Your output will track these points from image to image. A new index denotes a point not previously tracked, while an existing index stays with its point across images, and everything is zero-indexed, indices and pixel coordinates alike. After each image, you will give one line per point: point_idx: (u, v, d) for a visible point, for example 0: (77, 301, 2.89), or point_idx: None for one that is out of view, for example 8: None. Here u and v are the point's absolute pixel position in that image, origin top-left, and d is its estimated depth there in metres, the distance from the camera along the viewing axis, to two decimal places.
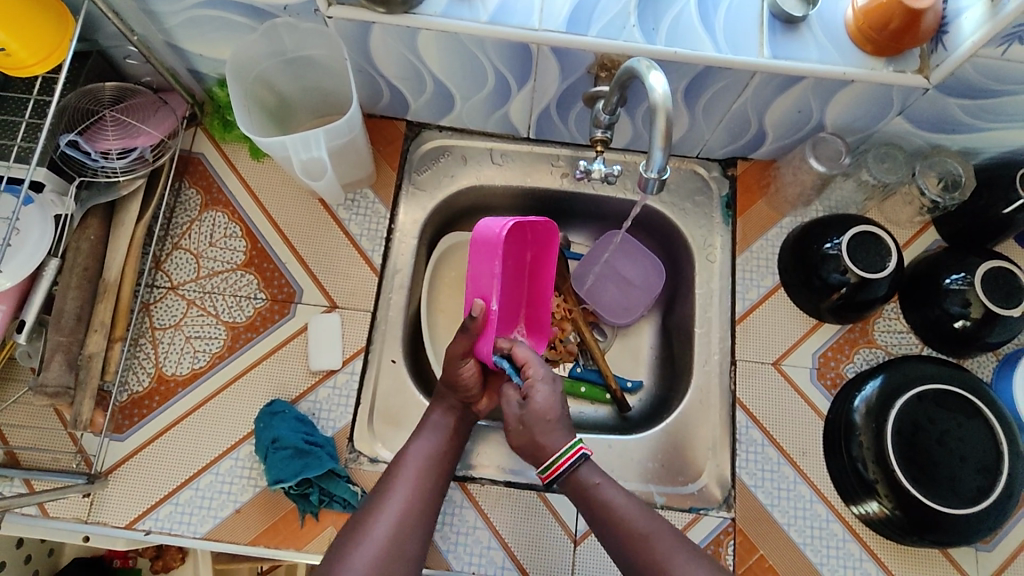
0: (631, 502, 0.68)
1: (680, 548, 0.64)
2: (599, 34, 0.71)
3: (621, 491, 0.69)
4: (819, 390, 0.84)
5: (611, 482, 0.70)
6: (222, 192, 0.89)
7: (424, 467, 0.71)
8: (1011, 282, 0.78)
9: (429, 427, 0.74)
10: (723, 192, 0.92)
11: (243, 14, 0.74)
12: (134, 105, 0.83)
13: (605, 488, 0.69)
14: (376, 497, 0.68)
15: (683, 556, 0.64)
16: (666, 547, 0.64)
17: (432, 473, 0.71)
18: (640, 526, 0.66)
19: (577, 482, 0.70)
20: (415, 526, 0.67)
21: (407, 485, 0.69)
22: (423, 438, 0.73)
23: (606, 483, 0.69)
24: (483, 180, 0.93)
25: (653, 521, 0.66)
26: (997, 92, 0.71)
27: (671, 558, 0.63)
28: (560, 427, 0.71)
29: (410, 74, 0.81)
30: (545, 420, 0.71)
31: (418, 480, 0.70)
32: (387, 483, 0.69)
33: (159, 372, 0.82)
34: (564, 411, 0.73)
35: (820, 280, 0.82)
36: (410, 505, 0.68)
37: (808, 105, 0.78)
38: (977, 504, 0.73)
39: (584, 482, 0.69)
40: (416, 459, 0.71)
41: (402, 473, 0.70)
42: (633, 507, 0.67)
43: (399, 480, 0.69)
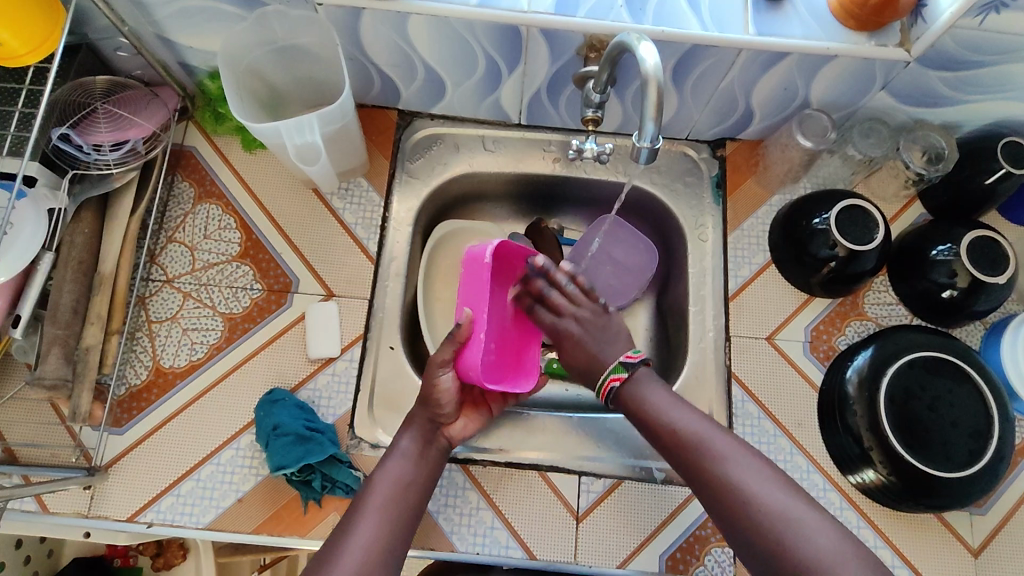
0: (676, 402, 0.67)
1: (726, 443, 0.62)
2: (588, 15, 0.72)
3: (667, 396, 0.67)
4: (813, 362, 0.85)
5: (664, 394, 0.68)
6: (215, 184, 0.89)
7: (392, 497, 0.67)
8: (995, 250, 0.80)
9: (398, 453, 0.71)
10: (713, 172, 0.93)
11: (233, 3, 0.74)
12: (126, 98, 0.83)
13: (658, 398, 0.67)
14: (348, 526, 0.65)
15: (729, 451, 0.61)
16: (717, 446, 0.62)
17: (403, 499, 0.68)
18: (682, 427, 0.64)
19: (627, 395, 0.69)
20: (387, 557, 0.63)
21: (377, 514, 0.66)
22: (393, 465, 0.70)
23: (656, 396, 0.68)
24: (476, 167, 0.94)
25: (696, 417, 0.65)
26: (976, 64, 0.73)
27: (719, 454, 0.61)
28: (602, 340, 0.73)
29: (401, 61, 0.82)
30: (591, 341, 0.74)
31: (387, 510, 0.66)
32: (356, 513, 0.66)
33: (156, 365, 0.82)
34: (602, 328, 0.74)
35: (810, 256, 0.83)
36: (381, 533, 0.64)
37: (794, 82, 0.79)
38: (970, 467, 0.74)
39: (631, 392, 0.69)
40: (386, 486, 0.68)
41: (371, 502, 0.67)
42: (686, 416, 0.65)
43: (367, 510, 0.66)
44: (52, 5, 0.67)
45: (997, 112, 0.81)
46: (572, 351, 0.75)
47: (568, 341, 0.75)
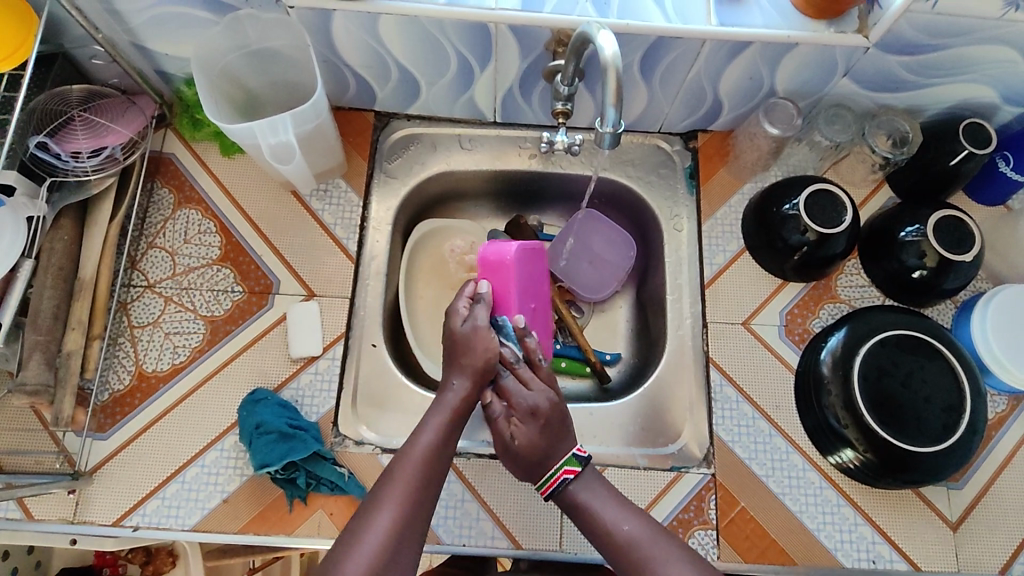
0: (624, 511, 0.70)
1: (671, 552, 0.66)
2: (554, 10, 0.74)
3: (609, 499, 0.71)
4: (789, 345, 0.87)
5: (600, 493, 0.72)
6: (194, 190, 0.90)
7: (417, 473, 0.68)
8: (961, 229, 0.82)
9: (433, 426, 0.72)
10: (685, 163, 0.95)
11: (205, 9, 0.76)
12: (103, 105, 0.84)
13: (597, 499, 0.71)
14: (371, 508, 0.66)
15: (673, 560, 0.66)
16: (661, 560, 0.66)
17: (427, 477, 0.68)
18: (624, 534, 0.68)
19: (570, 492, 0.72)
20: (411, 535, 0.65)
21: (403, 494, 0.66)
22: (425, 436, 0.71)
23: (593, 497, 0.71)
24: (453, 166, 0.95)
25: (644, 526, 0.69)
26: (933, 47, 0.75)
27: (652, 551, 0.67)
28: (551, 451, 0.73)
29: (374, 62, 0.83)
30: (542, 440, 0.73)
31: (412, 492, 0.67)
32: (379, 496, 0.67)
33: (139, 369, 0.82)
34: (549, 439, 0.73)
35: (782, 241, 0.85)
36: (398, 521, 0.65)
37: (758, 71, 0.81)
38: (944, 442, 0.76)
39: (575, 491, 0.72)
40: (417, 461, 0.69)
41: (395, 485, 0.67)
42: (621, 515, 0.70)
43: (393, 491, 0.67)
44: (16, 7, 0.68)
45: (957, 95, 0.84)
46: (519, 448, 0.74)
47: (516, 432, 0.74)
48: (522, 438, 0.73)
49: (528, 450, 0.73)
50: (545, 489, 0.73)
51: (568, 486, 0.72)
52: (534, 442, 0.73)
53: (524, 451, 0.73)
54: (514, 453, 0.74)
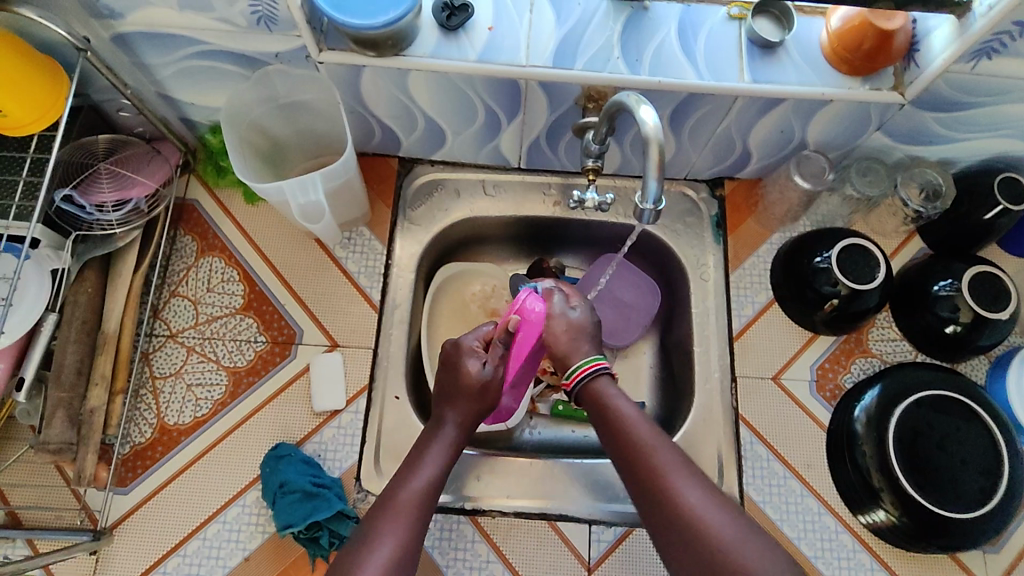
0: (637, 411, 0.62)
1: (684, 468, 0.57)
2: (586, 66, 0.73)
3: (632, 405, 0.62)
4: (819, 402, 0.85)
5: (624, 397, 0.64)
6: (218, 237, 0.89)
7: (415, 514, 0.60)
8: (996, 284, 0.80)
9: (428, 463, 0.65)
10: (712, 212, 0.94)
11: (235, 63, 0.75)
12: (126, 156, 0.83)
13: (618, 401, 0.63)
14: (363, 543, 0.57)
15: (696, 483, 0.56)
16: (680, 479, 0.57)
17: (425, 514, 0.61)
18: (636, 432, 0.60)
19: (589, 390, 0.65)
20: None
21: (399, 530, 0.59)
22: (421, 473, 0.64)
23: (618, 398, 0.63)
24: (477, 212, 0.94)
25: (665, 441, 0.60)
26: (969, 104, 0.74)
27: (671, 467, 0.57)
28: (584, 342, 0.67)
29: (402, 113, 0.83)
30: (580, 334, 0.68)
31: (411, 527, 0.59)
32: (375, 526, 0.59)
33: (161, 422, 0.81)
34: (590, 330, 0.69)
35: (813, 293, 0.83)
36: (400, 554, 0.57)
37: (790, 125, 0.80)
38: (982, 507, 0.74)
39: (594, 389, 0.64)
40: (412, 504, 0.61)
41: (394, 514, 0.60)
42: (642, 422, 0.61)
43: (388, 528, 0.58)
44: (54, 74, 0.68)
45: (991, 149, 0.82)
46: (557, 328, 0.68)
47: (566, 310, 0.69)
48: (562, 317, 0.69)
49: (563, 338, 0.68)
50: (572, 379, 0.65)
51: (602, 377, 0.65)
52: (567, 337, 0.67)
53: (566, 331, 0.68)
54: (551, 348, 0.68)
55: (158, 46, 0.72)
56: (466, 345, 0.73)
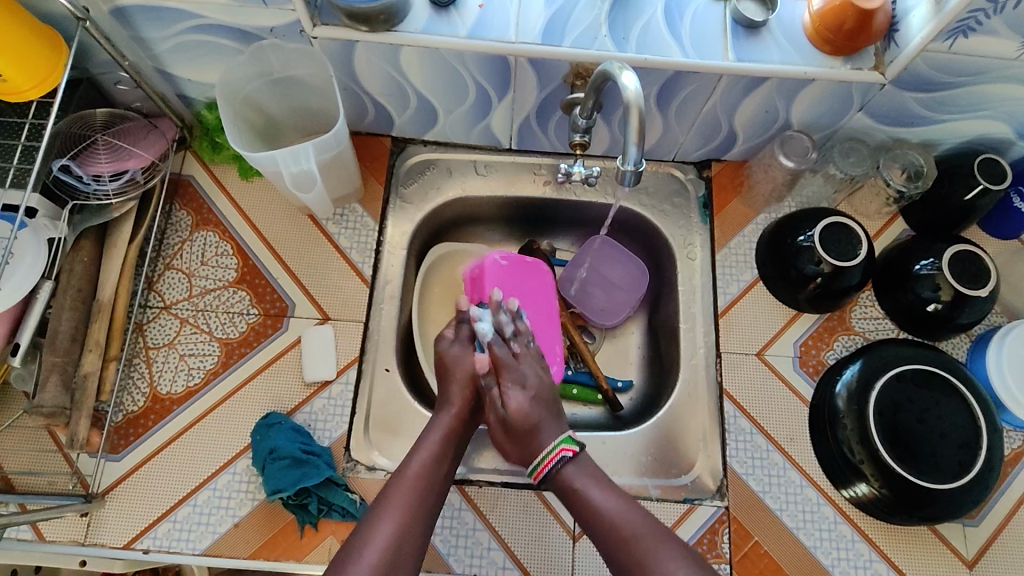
0: (624, 505, 0.69)
1: (663, 547, 0.65)
2: (573, 44, 0.75)
3: (600, 489, 0.70)
4: (803, 377, 0.86)
5: (595, 484, 0.70)
6: (212, 212, 0.91)
7: (417, 488, 0.68)
8: (976, 263, 0.81)
9: (427, 443, 0.73)
10: (699, 192, 0.96)
11: (230, 37, 0.77)
12: (124, 129, 0.85)
13: (590, 491, 0.69)
14: (370, 521, 0.66)
15: (669, 556, 0.64)
16: (654, 553, 0.64)
17: (429, 489, 0.69)
18: (628, 530, 0.66)
19: (564, 481, 0.71)
20: (414, 544, 0.65)
21: (400, 509, 0.67)
22: (420, 454, 0.71)
23: (586, 488, 0.70)
24: (469, 192, 0.96)
25: (640, 523, 0.67)
26: (948, 84, 0.76)
27: (643, 547, 0.65)
28: (546, 426, 0.73)
29: (394, 90, 0.85)
30: (535, 410, 0.73)
31: (411, 503, 0.67)
32: (380, 506, 0.67)
33: (153, 391, 0.83)
34: (542, 412, 0.74)
35: (797, 272, 0.85)
36: (403, 527, 0.66)
37: (774, 105, 0.82)
38: (960, 479, 0.75)
39: (567, 480, 0.71)
40: (410, 482, 0.69)
41: (395, 496, 0.68)
42: (616, 507, 0.68)
43: (395, 498, 0.68)
44: (66, 60, 0.70)
45: (970, 131, 0.84)
46: (515, 417, 0.73)
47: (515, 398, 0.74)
48: (516, 404, 0.73)
49: (521, 431, 0.73)
50: (540, 472, 0.72)
51: (567, 466, 0.71)
52: (529, 413, 0.73)
53: (517, 416, 0.73)
54: (508, 429, 0.74)
55: (155, 20, 0.74)
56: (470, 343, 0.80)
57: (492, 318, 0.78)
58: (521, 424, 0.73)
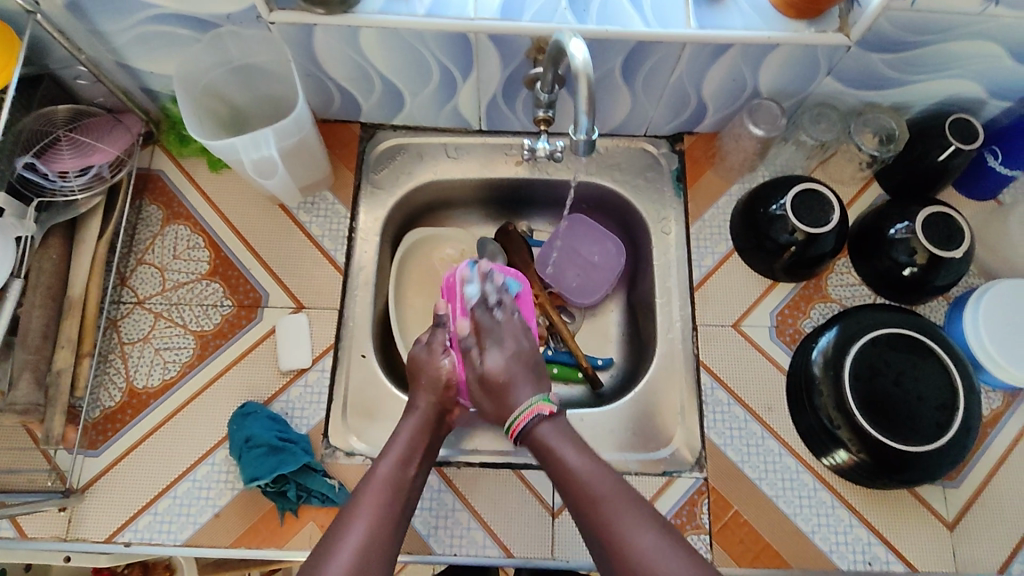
0: (595, 464, 0.66)
1: (633, 516, 0.63)
2: (533, 18, 0.75)
3: (574, 447, 0.68)
4: (780, 347, 0.86)
5: (569, 443, 0.68)
6: (182, 205, 0.91)
7: (387, 490, 0.68)
8: (950, 224, 0.80)
9: (396, 444, 0.72)
10: (673, 166, 0.95)
11: (187, 27, 0.77)
12: (89, 124, 0.86)
13: (564, 450, 0.67)
14: (342, 522, 0.65)
15: (638, 526, 0.62)
16: (623, 519, 0.62)
17: (402, 492, 0.69)
18: (598, 490, 0.64)
19: (539, 438, 0.69)
20: (388, 543, 0.65)
21: (373, 510, 0.66)
22: (388, 457, 0.71)
23: (562, 445, 0.68)
24: (441, 175, 0.95)
25: (616, 489, 0.64)
26: (915, 44, 0.75)
27: (615, 514, 0.63)
28: (521, 383, 0.73)
29: (358, 75, 0.84)
30: (512, 367, 0.74)
31: (385, 505, 0.67)
32: (353, 508, 0.66)
33: (130, 386, 0.83)
34: (522, 367, 0.75)
35: (770, 241, 0.84)
36: (377, 528, 0.65)
37: (741, 72, 0.81)
38: (938, 440, 0.74)
39: (541, 435, 0.69)
40: (382, 482, 0.68)
41: (368, 498, 0.67)
42: (591, 471, 0.66)
43: (365, 502, 0.67)
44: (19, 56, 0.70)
45: (940, 91, 0.83)
46: (491, 375, 0.74)
47: (488, 375, 0.74)
48: (492, 364, 0.75)
49: (490, 397, 0.74)
50: (517, 424, 0.70)
51: (544, 422, 0.70)
52: (504, 368, 0.74)
53: (493, 373, 0.74)
54: (484, 383, 0.74)
55: (110, 13, 0.74)
56: (435, 347, 0.79)
57: (479, 285, 0.82)
58: (497, 384, 0.74)
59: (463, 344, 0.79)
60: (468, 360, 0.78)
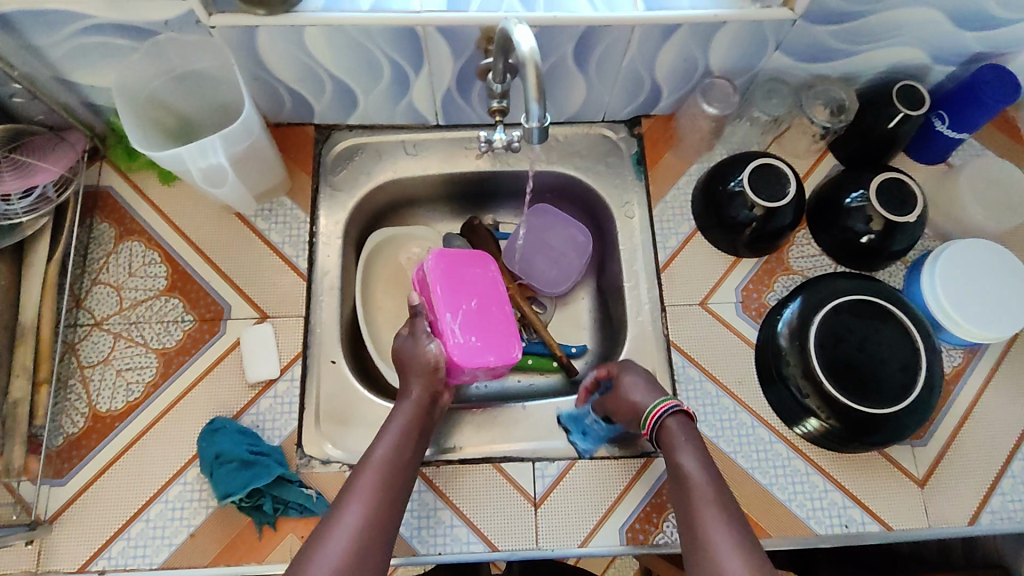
0: (706, 469, 0.69)
1: (727, 526, 0.64)
2: (480, 8, 0.75)
3: (697, 451, 0.70)
4: (746, 321, 0.87)
5: (692, 446, 0.71)
6: (135, 221, 0.88)
7: (382, 474, 0.69)
8: (903, 189, 0.82)
9: (391, 431, 0.73)
10: (632, 150, 0.95)
11: (124, 35, 0.75)
12: (31, 144, 0.82)
13: (685, 453, 0.70)
14: (337, 508, 0.67)
15: (727, 536, 0.63)
16: (715, 525, 0.64)
17: (397, 476, 0.70)
18: (704, 494, 0.67)
19: (668, 435, 0.72)
20: (381, 529, 0.66)
21: (367, 495, 0.67)
22: (384, 442, 0.72)
23: (685, 446, 0.71)
24: (401, 173, 0.94)
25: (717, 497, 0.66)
26: (857, 15, 0.76)
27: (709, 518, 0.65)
28: (654, 397, 0.75)
29: (307, 76, 0.82)
30: (649, 387, 0.76)
31: (378, 489, 0.68)
32: (347, 494, 0.68)
33: (93, 410, 0.80)
34: (652, 385, 0.77)
35: (730, 219, 0.85)
36: (371, 513, 0.66)
37: (691, 53, 0.81)
38: (904, 401, 0.76)
39: (672, 433, 0.72)
40: (377, 467, 0.69)
41: (361, 484, 0.68)
42: (703, 475, 0.68)
43: (361, 486, 0.68)
44: None
45: (885, 60, 0.85)
46: (626, 396, 0.76)
47: (626, 393, 0.76)
48: (630, 384, 0.76)
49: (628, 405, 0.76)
50: (654, 414, 0.72)
51: (675, 417, 0.72)
52: (635, 387, 0.76)
53: (631, 389, 0.76)
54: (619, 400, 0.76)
55: (42, 25, 0.71)
56: (419, 335, 0.80)
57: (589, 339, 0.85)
58: (630, 399, 0.76)
59: (445, 327, 0.81)
60: (452, 341, 0.80)
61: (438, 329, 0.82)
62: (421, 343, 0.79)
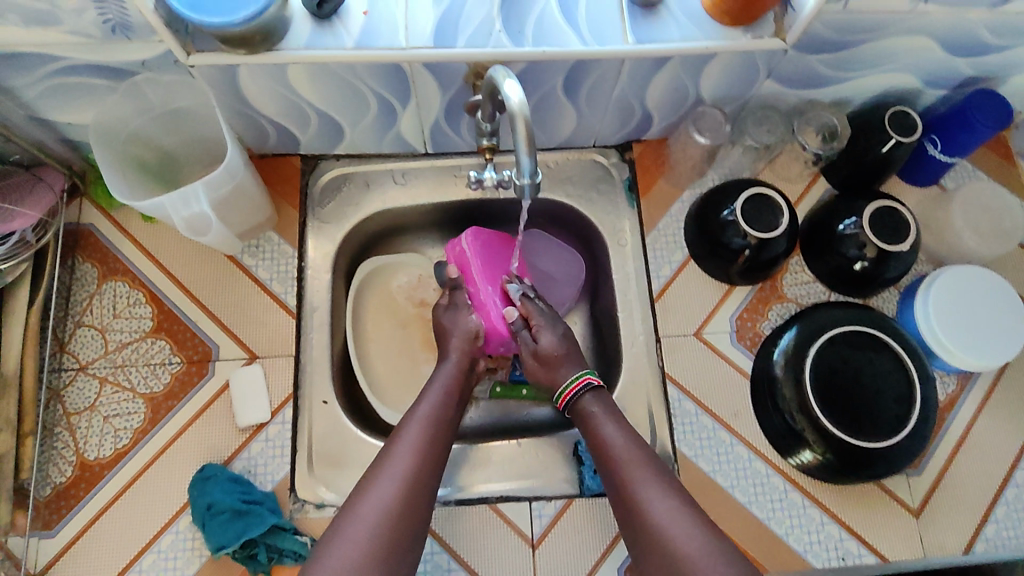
0: (628, 437, 0.72)
1: (656, 482, 0.67)
2: (468, 43, 0.72)
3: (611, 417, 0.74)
4: (741, 351, 0.87)
5: (609, 415, 0.74)
6: (118, 261, 0.86)
7: (428, 427, 0.72)
8: (895, 217, 0.81)
9: (433, 391, 0.76)
10: (624, 176, 0.94)
11: (101, 76, 0.72)
12: (8, 187, 0.80)
13: (604, 425, 0.73)
14: (380, 459, 0.69)
15: (660, 491, 0.67)
16: (647, 482, 0.67)
17: (441, 432, 0.73)
18: (625, 457, 0.70)
19: (582, 409, 0.75)
20: (427, 477, 0.68)
21: (415, 446, 0.70)
22: (426, 401, 0.75)
23: (602, 416, 0.74)
24: (389, 203, 0.93)
25: (643, 456, 0.70)
26: (851, 43, 0.75)
27: (638, 478, 0.68)
28: (571, 361, 0.79)
29: (291, 110, 0.80)
30: (566, 344, 0.80)
31: (425, 442, 0.71)
32: (391, 446, 0.70)
33: (80, 458, 0.79)
34: (572, 348, 0.81)
35: (724, 247, 0.84)
36: (418, 462, 0.69)
37: (683, 82, 0.80)
38: (899, 433, 0.76)
39: (584, 407, 0.75)
40: (421, 421, 0.72)
41: (406, 437, 0.71)
42: (624, 439, 0.71)
43: (406, 437, 0.71)
44: None
45: (878, 84, 0.84)
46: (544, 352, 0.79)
47: (549, 357, 0.79)
48: (545, 342, 0.79)
49: (543, 370, 0.80)
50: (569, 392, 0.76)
51: (589, 393, 0.76)
52: (552, 347, 0.79)
53: (547, 349, 0.79)
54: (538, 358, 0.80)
55: (15, 68, 0.69)
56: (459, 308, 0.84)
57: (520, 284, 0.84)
58: (550, 359, 0.79)
59: (485, 298, 0.82)
60: (493, 312, 0.81)
61: (478, 300, 0.83)
62: (461, 317, 0.83)
